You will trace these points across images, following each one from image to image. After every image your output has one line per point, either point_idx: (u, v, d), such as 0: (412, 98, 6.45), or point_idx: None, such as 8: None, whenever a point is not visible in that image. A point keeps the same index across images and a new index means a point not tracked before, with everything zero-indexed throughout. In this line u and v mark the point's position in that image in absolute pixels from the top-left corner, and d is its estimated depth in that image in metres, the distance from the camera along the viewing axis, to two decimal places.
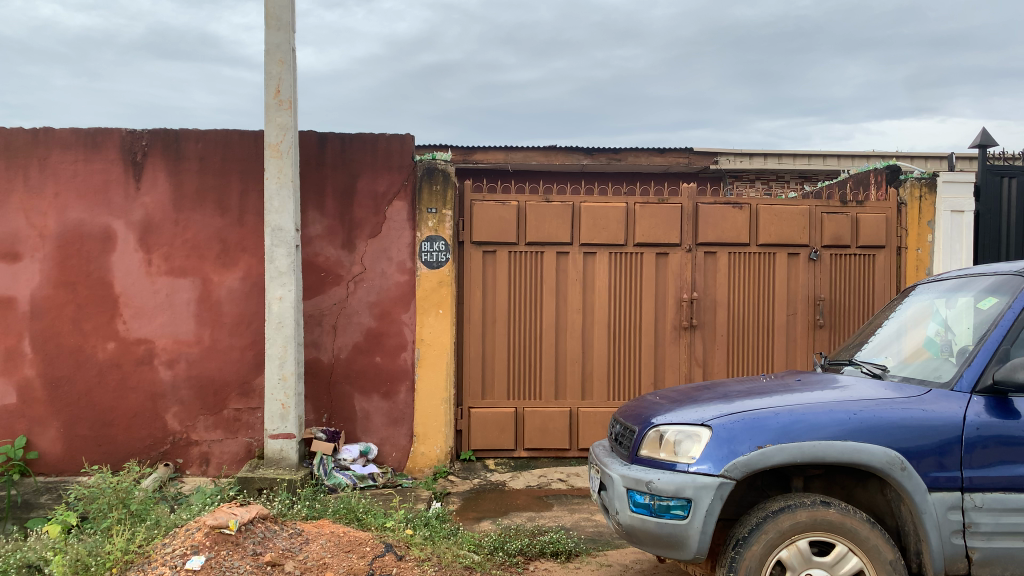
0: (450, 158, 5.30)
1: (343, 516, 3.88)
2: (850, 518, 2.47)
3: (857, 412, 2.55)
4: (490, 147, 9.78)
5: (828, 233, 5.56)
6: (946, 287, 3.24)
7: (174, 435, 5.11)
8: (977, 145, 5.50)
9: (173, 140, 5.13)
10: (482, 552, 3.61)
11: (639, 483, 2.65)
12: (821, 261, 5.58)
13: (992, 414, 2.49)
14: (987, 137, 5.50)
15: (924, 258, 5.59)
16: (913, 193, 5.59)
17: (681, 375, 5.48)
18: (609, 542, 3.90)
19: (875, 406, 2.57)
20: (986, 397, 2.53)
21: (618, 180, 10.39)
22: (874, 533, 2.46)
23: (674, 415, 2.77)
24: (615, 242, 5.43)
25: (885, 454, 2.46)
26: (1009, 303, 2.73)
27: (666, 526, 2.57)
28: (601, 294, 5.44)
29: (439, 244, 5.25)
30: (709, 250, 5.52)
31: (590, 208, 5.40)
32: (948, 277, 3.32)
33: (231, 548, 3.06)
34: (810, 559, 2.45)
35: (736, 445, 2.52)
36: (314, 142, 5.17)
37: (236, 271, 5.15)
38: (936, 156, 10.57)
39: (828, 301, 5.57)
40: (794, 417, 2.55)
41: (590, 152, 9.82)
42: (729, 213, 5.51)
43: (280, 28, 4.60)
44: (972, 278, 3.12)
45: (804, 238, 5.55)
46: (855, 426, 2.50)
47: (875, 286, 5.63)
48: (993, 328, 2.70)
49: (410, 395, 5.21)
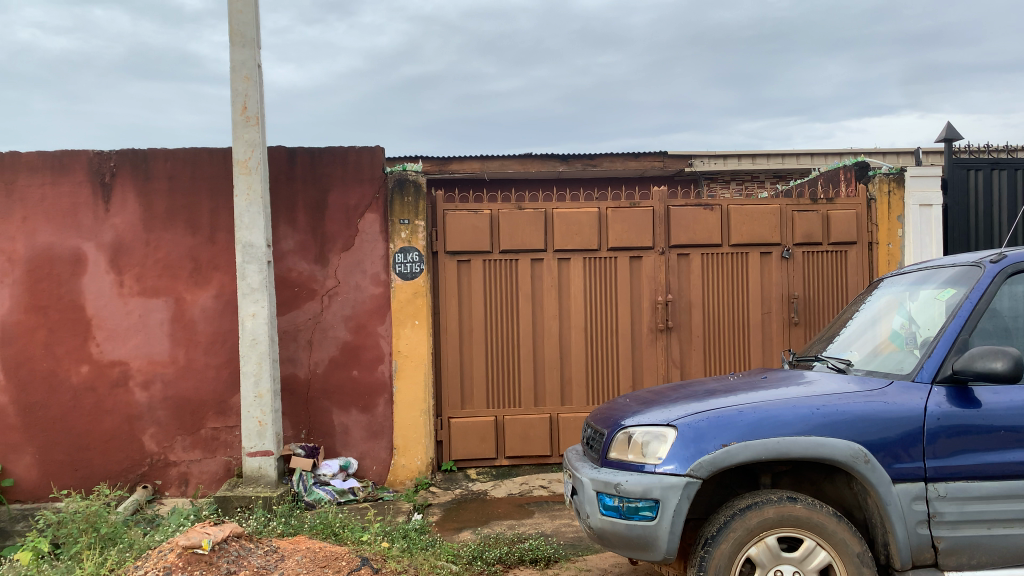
0: (421, 170, 5.30)
1: (319, 532, 3.86)
2: (816, 512, 2.48)
3: (820, 407, 2.56)
4: (466, 157, 9.81)
5: (799, 231, 5.60)
6: (909, 281, 3.28)
7: (151, 456, 5.07)
8: (941, 140, 5.56)
9: (142, 161, 5.11)
10: (460, 562, 3.60)
11: (608, 486, 2.65)
12: (793, 259, 5.61)
13: (953, 403, 2.52)
14: (952, 131, 5.56)
15: (895, 252, 5.64)
16: (882, 188, 5.66)
17: (659, 376, 5.50)
18: (588, 547, 3.90)
19: (838, 400, 2.59)
20: (946, 387, 2.56)
21: (594, 186, 10.42)
22: (841, 527, 2.48)
23: (641, 417, 2.77)
24: (589, 247, 5.44)
25: (849, 447, 2.48)
26: (967, 294, 2.77)
27: (635, 528, 2.58)
28: (576, 299, 5.46)
29: (413, 255, 5.25)
30: (682, 252, 5.54)
31: (563, 214, 5.42)
32: (910, 272, 3.36)
33: (205, 568, 3.03)
34: (778, 555, 2.46)
35: (702, 444, 2.53)
36: (284, 157, 5.16)
37: (209, 288, 5.13)
38: (907, 151, 10.67)
39: (802, 298, 5.61)
40: (759, 414, 2.56)
41: (565, 158, 9.94)
42: (700, 215, 5.53)
43: (245, 45, 4.59)
44: (933, 271, 3.16)
45: (775, 236, 5.59)
46: (819, 421, 2.52)
47: (848, 282, 5.67)
48: (952, 319, 2.73)
49: (388, 408, 5.20)
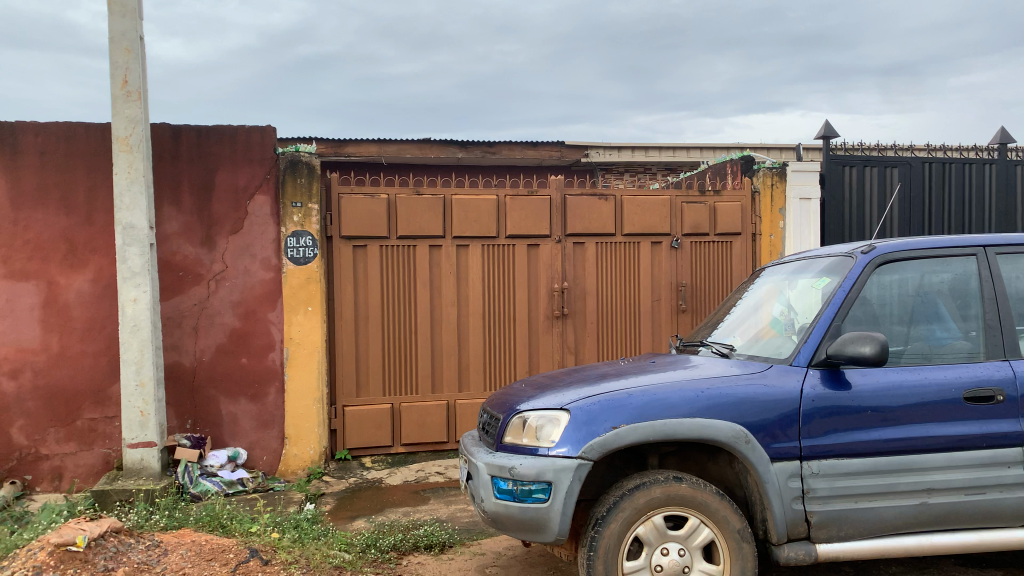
0: (314, 151, 5.19)
1: (205, 524, 3.72)
2: (700, 491, 2.59)
3: (705, 389, 2.67)
4: (362, 140, 9.63)
5: (688, 222, 5.79)
6: (788, 270, 3.45)
7: (20, 450, 4.76)
8: (820, 137, 5.87)
9: (9, 134, 4.76)
10: (353, 551, 3.55)
11: (502, 470, 2.67)
12: (682, 249, 5.81)
13: (826, 385, 2.68)
14: (830, 128, 5.88)
15: (776, 243, 5.94)
16: (765, 181, 5.92)
17: (554, 362, 5.59)
18: (482, 531, 3.93)
19: (721, 383, 2.70)
20: (820, 370, 2.72)
21: (492, 173, 10.44)
22: (723, 504, 2.59)
23: (536, 401, 2.81)
24: (486, 234, 5.45)
25: (730, 428, 2.59)
26: (840, 282, 2.94)
27: (528, 510, 2.61)
28: (473, 286, 5.46)
29: (306, 239, 5.12)
30: (577, 240, 5.63)
31: (460, 200, 5.40)
32: (789, 262, 3.53)
33: (79, 566, 2.88)
34: (664, 533, 2.56)
35: (594, 427, 2.59)
36: (167, 134, 4.92)
37: (85, 272, 4.85)
38: (788, 147, 11.20)
39: (690, 286, 5.81)
40: (648, 397, 2.64)
41: (463, 145, 9.91)
42: (595, 204, 5.63)
43: (125, 15, 4.34)
44: (810, 261, 3.34)
45: (666, 226, 5.76)
46: (704, 403, 2.62)
47: (733, 270, 5.91)
48: (826, 306, 2.89)
49: (279, 396, 5.07)
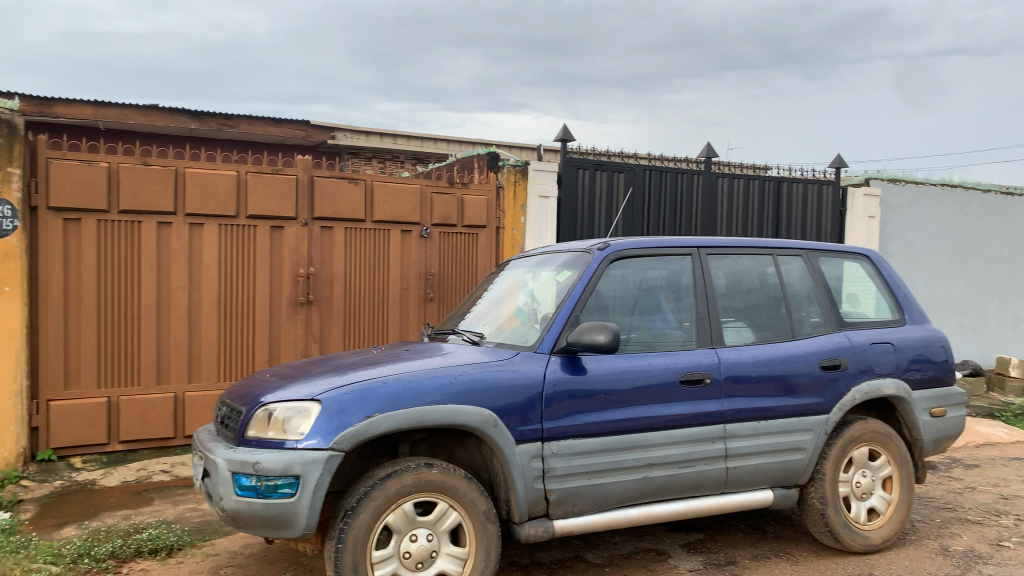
0: (16, 107, 4.50)
1: None
2: (449, 476, 2.63)
3: (456, 376, 2.72)
4: (76, 100, 8.55)
5: (437, 213, 5.87)
6: (532, 263, 3.62)
7: None
8: (559, 140, 6.26)
9: None
10: (61, 563, 3.14)
11: (244, 465, 2.51)
12: (430, 239, 5.87)
13: (566, 371, 2.86)
14: (567, 132, 6.28)
15: (518, 237, 6.23)
16: (509, 177, 6.18)
17: (297, 350, 5.39)
18: (215, 531, 3.67)
19: (471, 370, 2.77)
20: (561, 357, 2.89)
21: (230, 148, 9.80)
22: (471, 487, 2.66)
23: (283, 392, 2.67)
24: (225, 213, 5.10)
25: (480, 414, 2.67)
26: (579, 275, 3.15)
27: (273, 506, 2.49)
28: (209, 269, 5.09)
29: (4, 208, 4.43)
30: (324, 225, 5.46)
31: (196, 175, 5.00)
32: (533, 254, 3.71)
33: None
34: (413, 519, 2.57)
35: (345, 417, 2.53)
36: None
37: None
38: (529, 146, 11.79)
39: (437, 276, 5.90)
40: (401, 385, 2.63)
41: (197, 116, 9.20)
42: (344, 189, 5.50)
43: None
44: (551, 255, 3.53)
45: (414, 215, 5.79)
46: (455, 390, 2.67)
47: (478, 261, 6.09)
48: (566, 297, 3.08)
49: None
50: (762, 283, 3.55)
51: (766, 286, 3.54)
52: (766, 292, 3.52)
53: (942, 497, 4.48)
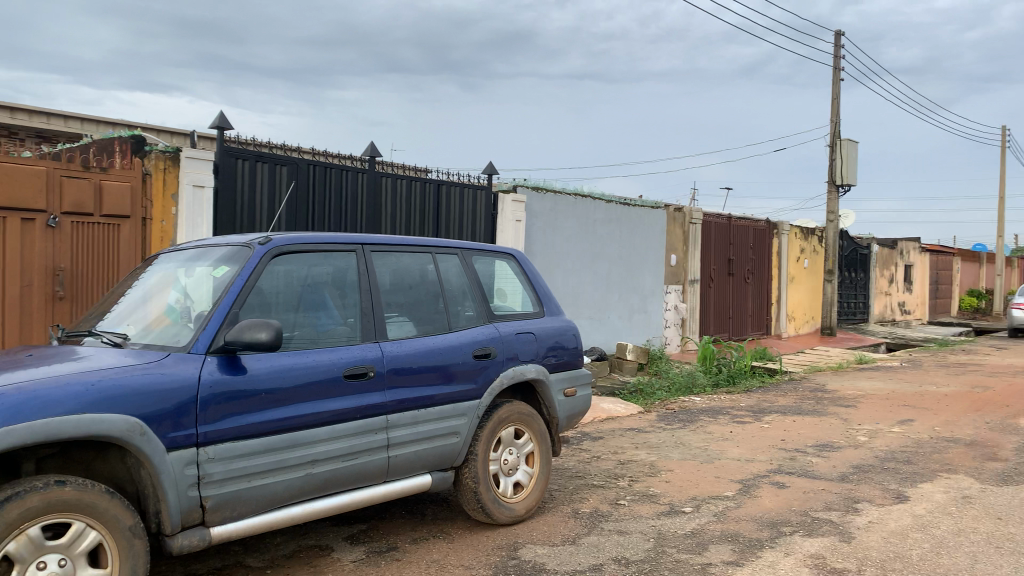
0: None
1: None
2: (87, 492, 2.38)
3: (95, 382, 2.46)
4: None
5: (68, 199, 5.25)
6: (185, 257, 3.39)
7: None
8: (214, 127, 5.90)
9: None
10: None
11: None
12: (60, 228, 5.22)
13: (223, 371, 2.74)
14: (223, 120, 5.95)
15: (168, 229, 5.82)
16: (157, 164, 5.76)
17: None
18: None
19: (114, 374, 2.53)
20: (217, 356, 2.76)
21: None
22: (113, 502, 2.43)
23: None
24: None
25: (124, 421, 2.45)
26: (238, 272, 3.03)
27: None
28: None
29: None
30: None
31: None
32: (187, 248, 3.48)
33: None
34: (42, 545, 2.27)
35: None
36: None
37: None
38: (179, 132, 10.93)
39: (69, 271, 5.26)
40: (25, 395, 2.31)
41: None
42: None
43: None
44: (208, 249, 3.35)
45: (40, 202, 5.11)
46: (93, 397, 2.42)
47: (121, 255, 5.55)
48: (224, 294, 2.95)
49: None
50: (423, 278, 3.73)
51: (425, 282, 3.73)
52: (425, 287, 3.71)
53: (574, 467, 5.09)
